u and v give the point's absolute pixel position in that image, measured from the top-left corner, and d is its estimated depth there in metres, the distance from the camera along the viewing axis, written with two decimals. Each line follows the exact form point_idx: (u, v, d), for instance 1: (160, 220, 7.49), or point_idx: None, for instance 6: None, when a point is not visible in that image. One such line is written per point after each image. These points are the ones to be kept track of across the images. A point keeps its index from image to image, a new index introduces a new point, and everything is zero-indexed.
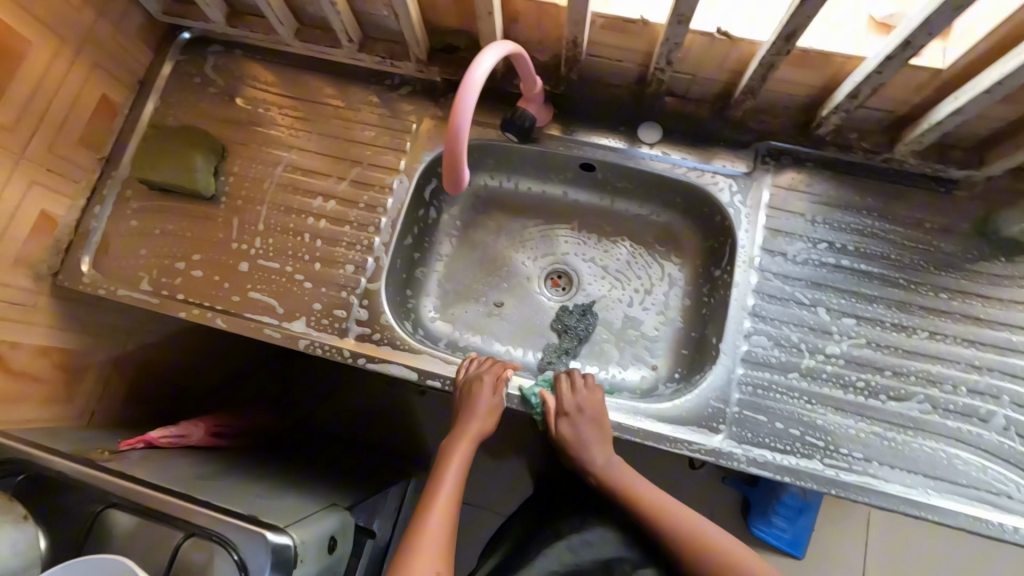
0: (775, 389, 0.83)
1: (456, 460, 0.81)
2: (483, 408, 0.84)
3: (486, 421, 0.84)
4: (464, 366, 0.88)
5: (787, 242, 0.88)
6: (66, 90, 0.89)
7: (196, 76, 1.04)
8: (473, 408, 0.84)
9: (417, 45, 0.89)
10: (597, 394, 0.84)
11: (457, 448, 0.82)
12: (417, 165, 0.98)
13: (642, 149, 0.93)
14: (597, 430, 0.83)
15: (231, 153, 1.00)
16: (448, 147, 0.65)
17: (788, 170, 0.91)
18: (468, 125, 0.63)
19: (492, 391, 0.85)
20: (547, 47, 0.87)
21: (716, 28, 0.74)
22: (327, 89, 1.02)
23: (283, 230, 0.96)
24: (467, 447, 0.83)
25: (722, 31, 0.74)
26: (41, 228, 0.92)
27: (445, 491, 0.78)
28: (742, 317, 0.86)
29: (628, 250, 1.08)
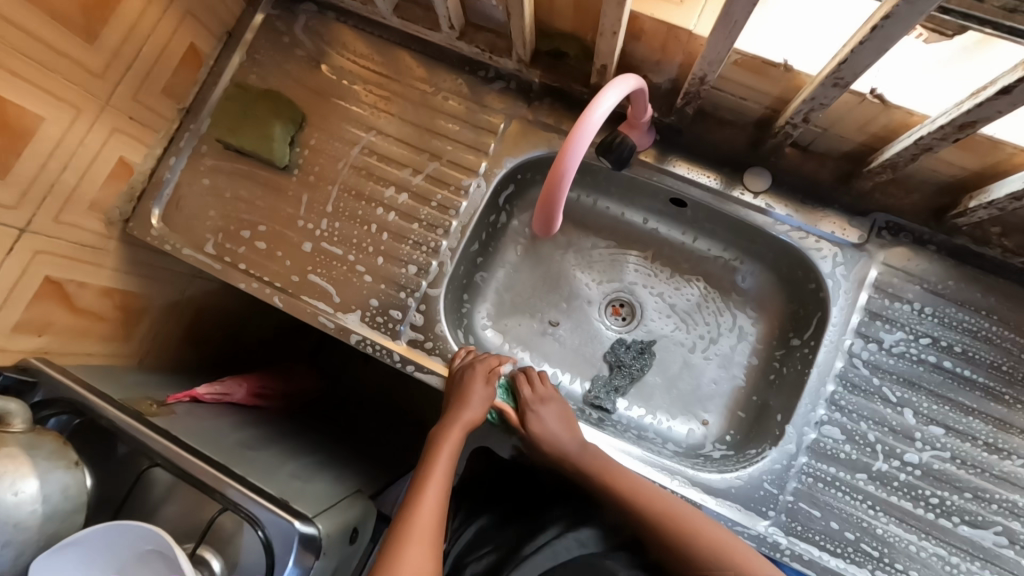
0: (837, 487, 0.77)
1: (448, 448, 0.79)
2: (479, 397, 0.82)
3: (479, 410, 0.82)
4: (458, 356, 0.88)
5: (886, 329, 0.80)
6: (157, 37, 0.86)
7: (285, 35, 0.99)
8: (467, 396, 0.82)
9: (524, 47, 0.81)
10: (553, 388, 0.87)
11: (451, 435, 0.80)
12: (497, 170, 0.92)
13: (743, 196, 0.85)
14: (564, 423, 0.83)
15: (310, 124, 0.97)
16: (548, 187, 0.60)
17: (904, 250, 0.81)
18: (576, 167, 0.58)
19: (484, 382, 0.84)
20: (664, 70, 0.78)
21: (871, 89, 0.64)
22: (416, 72, 0.96)
23: (351, 216, 0.93)
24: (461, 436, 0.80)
25: (876, 94, 0.64)
26: (118, 175, 0.92)
27: (437, 478, 0.75)
28: (817, 403, 0.80)
29: (700, 292, 1.01)
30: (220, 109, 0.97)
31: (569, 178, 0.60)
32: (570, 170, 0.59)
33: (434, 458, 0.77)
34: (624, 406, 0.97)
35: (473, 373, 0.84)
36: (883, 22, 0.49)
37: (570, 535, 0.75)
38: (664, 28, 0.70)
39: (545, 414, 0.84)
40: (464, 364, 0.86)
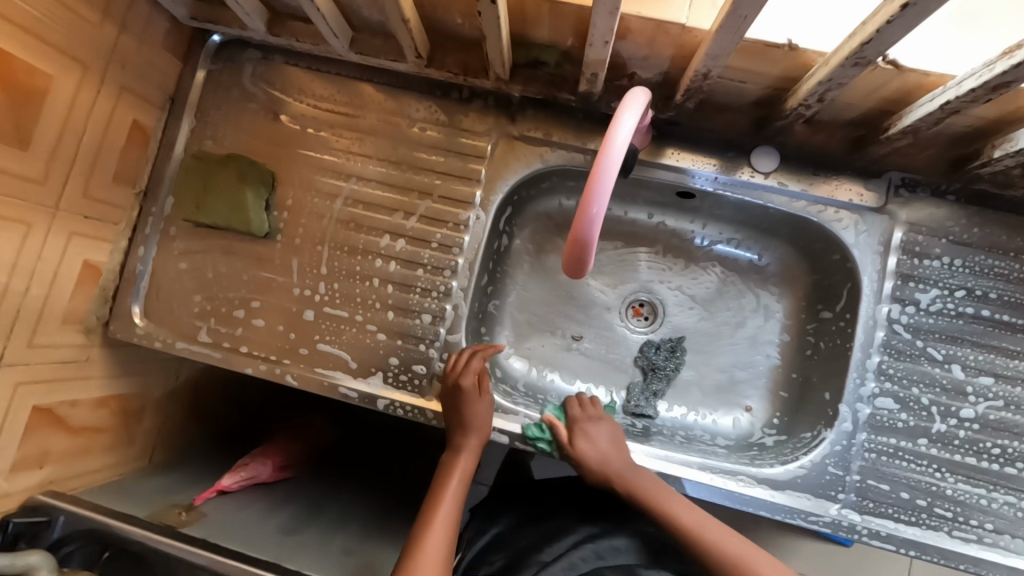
0: (901, 456, 0.76)
1: (457, 475, 0.77)
2: (476, 414, 0.79)
3: (481, 427, 0.79)
4: (448, 361, 0.83)
5: (920, 289, 0.79)
6: (95, 123, 0.77)
7: (233, 90, 0.91)
8: (464, 415, 0.79)
9: (502, 65, 0.75)
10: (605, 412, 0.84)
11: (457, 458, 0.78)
12: (493, 196, 0.87)
13: (753, 179, 0.82)
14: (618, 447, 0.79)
15: (282, 182, 0.89)
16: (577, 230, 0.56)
17: (924, 205, 0.79)
18: (603, 213, 0.55)
19: (480, 395, 0.80)
20: (655, 66, 0.73)
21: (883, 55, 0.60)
22: (385, 106, 0.89)
23: (349, 274, 0.87)
24: (469, 458, 0.78)
25: (889, 60, 0.60)
26: (87, 280, 0.84)
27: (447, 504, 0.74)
28: (866, 377, 0.78)
29: (718, 277, 0.98)
30: (181, 184, 0.89)
31: (598, 216, 0.56)
32: (598, 217, 0.55)
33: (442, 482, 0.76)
34: (665, 409, 0.95)
35: (461, 390, 0.80)
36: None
37: (588, 546, 0.77)
38: (655, 26, 0.65)
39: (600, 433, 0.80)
40: (457, 373, 0.81)
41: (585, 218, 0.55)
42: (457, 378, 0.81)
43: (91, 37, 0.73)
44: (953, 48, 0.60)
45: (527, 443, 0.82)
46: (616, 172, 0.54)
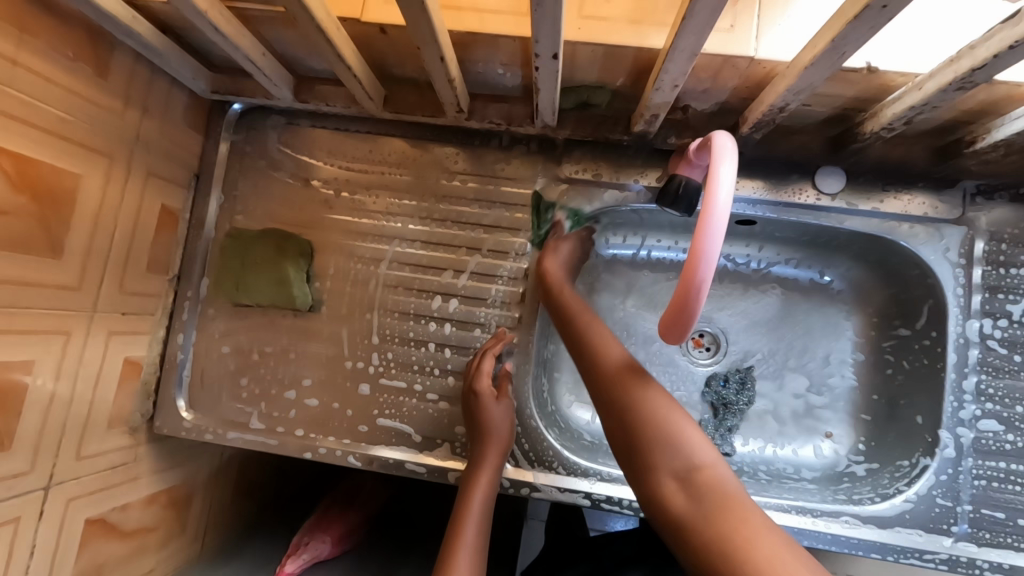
0: (1014, 480, 0.72)
1: (482, 492, 0.70)
2: (498, 418, 0.75)
3: (504, 434, 0.75)
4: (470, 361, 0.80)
5: (1011, 301, 0.75)
6: (125, 214, 0.73)
7: (260, 159, 0.86)
8: (484, 420, 0.74)
9: (551, 112, 0.71)
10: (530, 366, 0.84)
11: (483, 464, 0.73)
12: (545, 244, 0.82)
13: (819, 200, 0.78)
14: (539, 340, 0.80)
15: (321, 251, 0.85)
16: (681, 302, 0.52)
17: (1003, 212, 0.76)
18: (711, 274, 0.51)
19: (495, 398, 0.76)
20: (713, 97, 0.69)
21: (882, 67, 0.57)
22: (421, 160, 0.85)
23: (402, 341, 0.82)
24: (497, 466, 0.73)
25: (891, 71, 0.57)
26: (128, 377, 0.79)
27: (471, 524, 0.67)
28: (963, 398, 0.74)
29: (780, 300, 0.94)
30: (217, 264, 0.85)
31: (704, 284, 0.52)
32: (705, 278, 0.52)
33: (469, 491, 0.70)
34: (742, 444, 0.90)
35: (478, 394, 0.75)
36: None
37: None
38: (721, 60, 0.61)
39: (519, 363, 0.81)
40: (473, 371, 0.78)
41: (694, 279, 0.51)
42: (478, 380, 0.76)
43: (115, 127, 0.69)
44: None
45: (613, 504, 0.77)
46: (724, 230, 0.50)
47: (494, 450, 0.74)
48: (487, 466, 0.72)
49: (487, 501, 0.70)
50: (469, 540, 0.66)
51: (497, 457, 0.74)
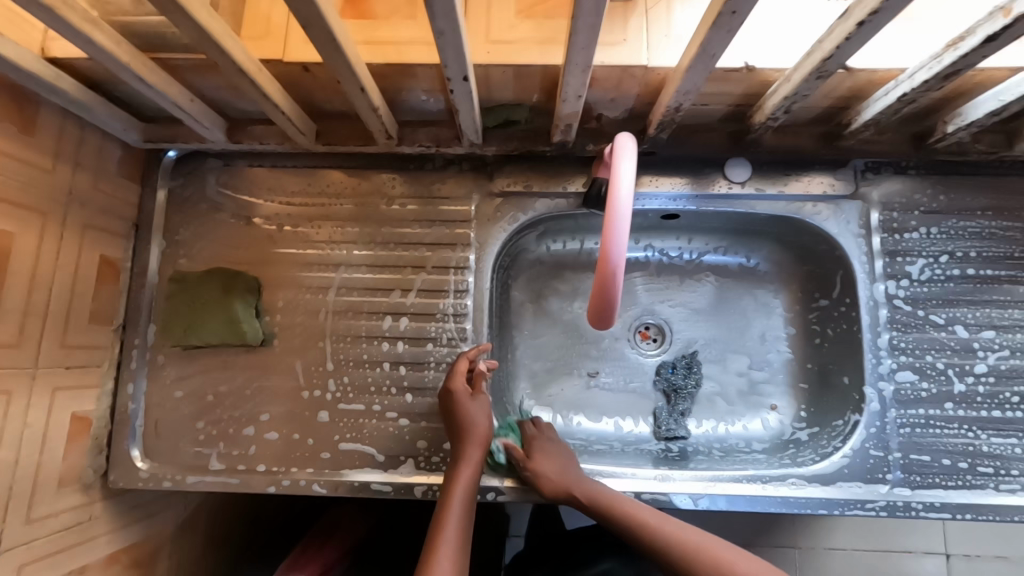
0: (934, 424, 0.79)
1: (464, 487, 0.73)
2: (476, 414, 0.76)
3: (482, 429, 0.76)
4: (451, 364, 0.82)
5: (908, 262, 0.83)
6: (62, 269, 0.73)
7: (200, 203, 0.88)
8: (462, 419, 0.76)
9: (474, 131, 0.76)
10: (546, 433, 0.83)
11: (464, 462, 0.74)
12: (486, 256, 0.86)
13: (731, 190, 0.84)
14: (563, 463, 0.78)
15: (268, 286, 0.86)
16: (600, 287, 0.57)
17: (891, 184, 0.84)
18: (624, 257, 0.56)
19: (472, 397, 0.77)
20: (621, 104, 0.76)
21: (744, 62, 0.64)
22: (359, 188, 0.88)
23: (358, 364, 0.84)
24: (475, 462, 0.75)
25: (750, 65, 0.64)
26: (78, 434, 0.78)
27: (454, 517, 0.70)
28: (881, 355, 0.81)
29: (714, 287, 1.00)
30: (164, 310, 0.85)
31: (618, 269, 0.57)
32: (619, 261, 0.56)
33: (448, 489, 0.72)
34: (695, 426, 0.95)
35: (453, 392, 0.77)
36: (870, 17, 0.48)
37: None
38: (620, 70, 0.67)
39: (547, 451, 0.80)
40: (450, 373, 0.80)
41: (608, 262, 0.56)
42: (453, 378, 0.78)
43: (46, 183, 0.70)
44: (904, 41, 0.64)
45: None
46: (628, 217, 0.55)
47: (472, 446, 0.75)
48: (468, 462, 0.74)
49: (468, 497, 0.72)
50: (450, 536, 0.68)
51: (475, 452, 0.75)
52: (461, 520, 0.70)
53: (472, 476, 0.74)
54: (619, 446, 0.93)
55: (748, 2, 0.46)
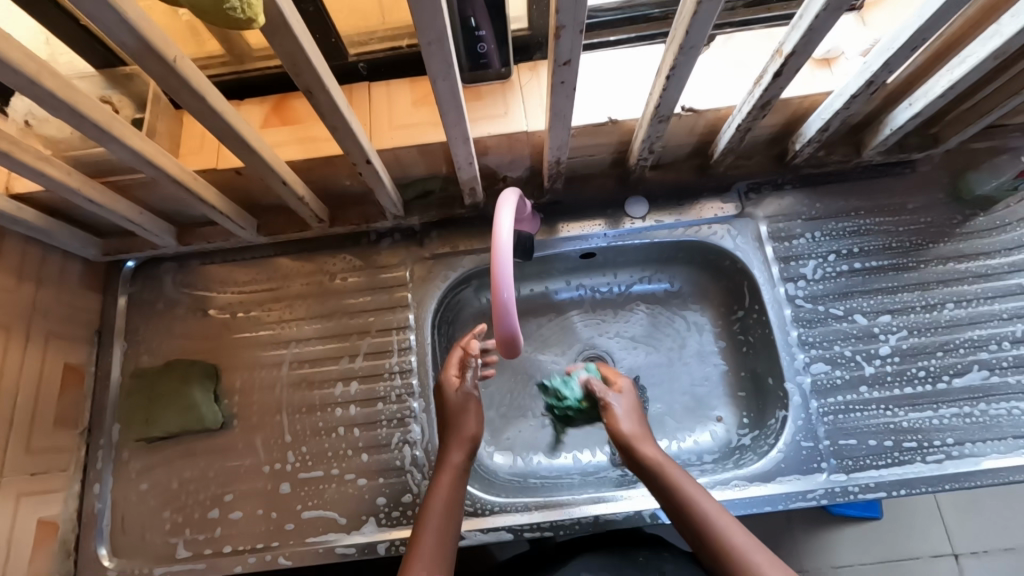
0: (853, 408, 0.85)
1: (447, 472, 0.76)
2: (456, 402, 0.81)
3: (465, 423, 0.80)
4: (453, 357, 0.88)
5: (801, 264, 0.92)
6: (26, 379, 0.79)
7: (157, 303, 0.95)
8: (445, 407, 0.81)
9: (394, 204, 0.86)
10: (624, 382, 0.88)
11: (446, 460, 0.77)
12: (425, 314, 0.93)
13: (635, 224, 0.95)
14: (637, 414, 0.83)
15: (225, 370, 0.92)
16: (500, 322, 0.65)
17: (771, 199, 0.94)
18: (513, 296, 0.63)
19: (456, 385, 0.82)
20: (519, 165, 0.88)
21: (607, 117, 0.79)
22: (302, 269, 0.96)
23: (314, 432, 0.89)
24: (456, 454, 0.78)
25: (613, 118, 0.79)
26: (44, 539, 0.80)
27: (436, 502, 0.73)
28: (794, 351, 0.88)
29: (645, 314, 1.05)
30: (126, 407, 0.90)
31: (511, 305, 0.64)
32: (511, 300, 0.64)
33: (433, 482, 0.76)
34: None
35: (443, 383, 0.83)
36: (672, 72, 0.61)
37: None
38: (506, 137, 0.80)
39: (626, 405, 0.84)
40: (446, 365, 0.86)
41: (500, 305, 0.64)
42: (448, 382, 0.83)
43: (9, 302, 0.77)
44: (729, 85, 0.78)
45: (535, 530, 0.82)
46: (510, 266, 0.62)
47: (455, 446, 0.78)
48: (449, 461, 0.77)
49: (453, 483, 0.75)
50: (434, 526, 0.71)
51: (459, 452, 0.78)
52: (447, 514, 0.72)
53: (455, 472, 0.76)
54: (578, 478, 0.95)
55: (570, 73, 0.58)
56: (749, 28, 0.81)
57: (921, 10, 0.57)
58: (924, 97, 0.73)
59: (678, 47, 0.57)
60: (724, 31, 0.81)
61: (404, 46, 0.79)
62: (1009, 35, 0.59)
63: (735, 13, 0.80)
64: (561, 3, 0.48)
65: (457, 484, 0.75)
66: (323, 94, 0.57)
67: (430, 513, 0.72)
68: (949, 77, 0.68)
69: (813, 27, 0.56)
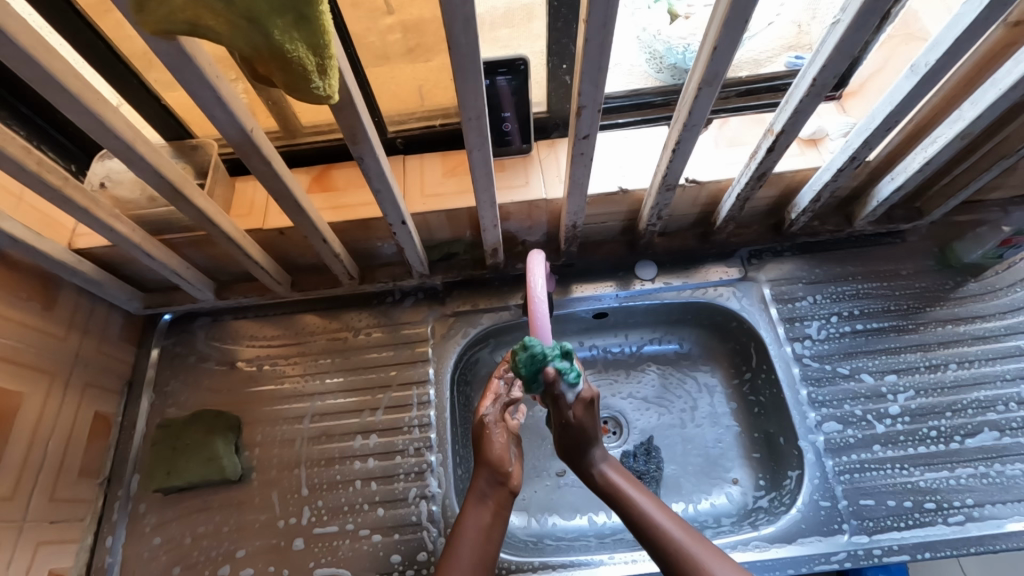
0: (869, 467, 0.86)
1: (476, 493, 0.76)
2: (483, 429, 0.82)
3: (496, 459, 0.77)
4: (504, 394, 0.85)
5: (805, 325, 0.96)
6: (60, 427, 0.82)
7: (187, 355, 0.99)
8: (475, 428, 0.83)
9: (420, 263, 0.93)
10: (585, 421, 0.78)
11: (470, 489, 0.77)
12: (445, 368, 0.97)
13: (644, 286, 1.01)
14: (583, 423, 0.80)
15: (248, 422, 0.94)
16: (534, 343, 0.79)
17: (771, 265, 1.01)
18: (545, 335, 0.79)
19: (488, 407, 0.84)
20: (538, 229, 0.97)
21: (618, 187, 0.89)
22: (328, 323, 1.01)
23: (331, 485, 0.89)
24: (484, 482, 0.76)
25: (622, 188, 0.89)
26: None
27: (472, 523, 0.72)
28: (805, 410, 0.90)
29: (657, 375, 1.07)
30: (148, 457, 0.91)
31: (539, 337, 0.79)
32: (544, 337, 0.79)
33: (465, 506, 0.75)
34: None
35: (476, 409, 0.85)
36: (677, 145, 0.69)
37: None
38: (527, 204, 0.89)
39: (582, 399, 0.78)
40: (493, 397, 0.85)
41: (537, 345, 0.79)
42: (474, 412, 0.86)
43: (56, 348, 0.82)
44: (726, 162, 0.89)
45: None
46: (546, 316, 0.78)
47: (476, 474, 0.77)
48: (474, 486, 0.77)
49: (482, 501, 0.75)
50: (459, 554, 0.70)
51: (485, 476, 0.77)
52: (471, 540, 0.71)
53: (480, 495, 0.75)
54: (596, 540, 0.94)
55: (588, 146, 0.66)
56: (741, 112, 0.92)
57: (890, 97, 0.66)
58: (904, 172, 0.81)
59: (682, 125, 0.66)
60: (720, 116, 0.92)
61: (437, 125, 0.90)
62: (970, 119, 0.68)
63: (729, 101, 0.91)
64: (583, 87, 0.57)
65: (480, 509, 0.74)
66: (372, 162, 0.65)
67: (458, 543, 0.71)
68: (925, 153, 0.76)
69: (798, 110, 0.65)
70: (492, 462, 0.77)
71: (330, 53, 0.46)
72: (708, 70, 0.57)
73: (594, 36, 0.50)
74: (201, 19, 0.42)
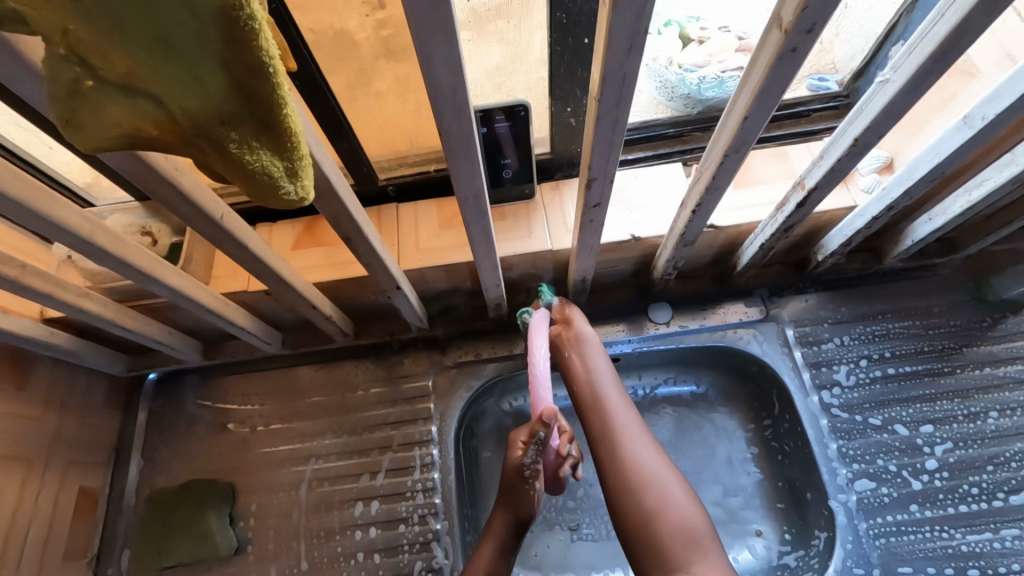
0: (906, 530, 0.80)
1: (494, 541, 0.73)
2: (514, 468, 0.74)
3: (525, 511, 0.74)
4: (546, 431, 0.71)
5: (833, 371, 0.90)
6: (40, 512, 0.77)
7: (176, 417, 0.94)
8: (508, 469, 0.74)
9: (419, 317, 0.87)
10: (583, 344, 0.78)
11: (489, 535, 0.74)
12: (449, 424, 0.91)
13: (658, 330, 0.94)
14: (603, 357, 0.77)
15: (242, 489, 0.89)
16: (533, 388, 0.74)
17: (795, 301, 0.94)
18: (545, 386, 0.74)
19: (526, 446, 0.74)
20: (543, 276, 0.90)
21: (629, 235, 0.82)
22: (323, 380, 0.95)
23: (332, 560, 0.84)
24: (504, 531, 0.74)
25: (634, 235, 0.82)
26: None
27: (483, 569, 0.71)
28: (835, 467, 0.85)
29: (672, 417, 0.99)
30: (139, 532, 0.87)
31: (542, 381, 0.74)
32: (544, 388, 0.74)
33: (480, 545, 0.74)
34: None
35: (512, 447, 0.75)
36: (698, 206, 0.63)
37: None
38: (531, 255, 0.82)
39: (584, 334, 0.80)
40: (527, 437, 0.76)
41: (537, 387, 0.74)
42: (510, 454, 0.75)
43: (33, 430, 0.77)
44: (748, 204, 0.81)
45: None
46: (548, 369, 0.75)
47: (500, 517, 0.74)
48: (493, 530, 0.74)
49: (500, 549, 0.73)
50: None
51: (504, 521, 0.74)
52: None
53: (499, 545, 0.73)
54: None
55: (598, 214, 0.60)
56: (762, 145, 0.83)
57: (937, 149, 0.59)
58: (942, 215, 0.74)
59: (704, 188, 0.60)
60: None
61: (432, 171, 0.83)
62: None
63: None
64: (594, 161, 0.50)
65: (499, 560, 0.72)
66: (360, 239, 0.59)
67: None
68: (969, 197, 0.69)
69: (834, 168, 0.58)
70: (517, 508, 0.74)
71: (302, 153, 0.38)
72: (737, 137, 0.50)
73: (606, 115, 0.44)
74: (145, 129, 0.34)
